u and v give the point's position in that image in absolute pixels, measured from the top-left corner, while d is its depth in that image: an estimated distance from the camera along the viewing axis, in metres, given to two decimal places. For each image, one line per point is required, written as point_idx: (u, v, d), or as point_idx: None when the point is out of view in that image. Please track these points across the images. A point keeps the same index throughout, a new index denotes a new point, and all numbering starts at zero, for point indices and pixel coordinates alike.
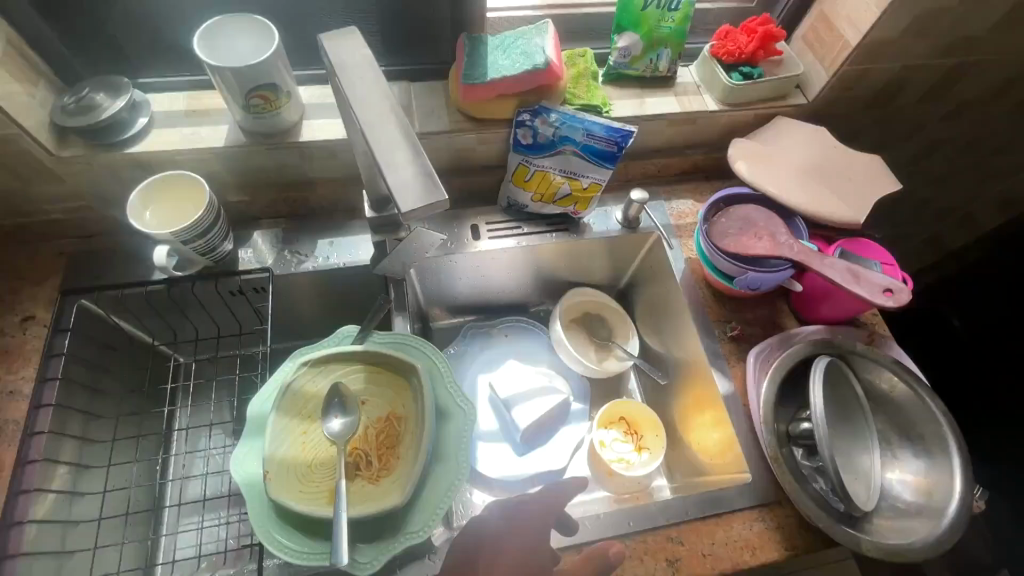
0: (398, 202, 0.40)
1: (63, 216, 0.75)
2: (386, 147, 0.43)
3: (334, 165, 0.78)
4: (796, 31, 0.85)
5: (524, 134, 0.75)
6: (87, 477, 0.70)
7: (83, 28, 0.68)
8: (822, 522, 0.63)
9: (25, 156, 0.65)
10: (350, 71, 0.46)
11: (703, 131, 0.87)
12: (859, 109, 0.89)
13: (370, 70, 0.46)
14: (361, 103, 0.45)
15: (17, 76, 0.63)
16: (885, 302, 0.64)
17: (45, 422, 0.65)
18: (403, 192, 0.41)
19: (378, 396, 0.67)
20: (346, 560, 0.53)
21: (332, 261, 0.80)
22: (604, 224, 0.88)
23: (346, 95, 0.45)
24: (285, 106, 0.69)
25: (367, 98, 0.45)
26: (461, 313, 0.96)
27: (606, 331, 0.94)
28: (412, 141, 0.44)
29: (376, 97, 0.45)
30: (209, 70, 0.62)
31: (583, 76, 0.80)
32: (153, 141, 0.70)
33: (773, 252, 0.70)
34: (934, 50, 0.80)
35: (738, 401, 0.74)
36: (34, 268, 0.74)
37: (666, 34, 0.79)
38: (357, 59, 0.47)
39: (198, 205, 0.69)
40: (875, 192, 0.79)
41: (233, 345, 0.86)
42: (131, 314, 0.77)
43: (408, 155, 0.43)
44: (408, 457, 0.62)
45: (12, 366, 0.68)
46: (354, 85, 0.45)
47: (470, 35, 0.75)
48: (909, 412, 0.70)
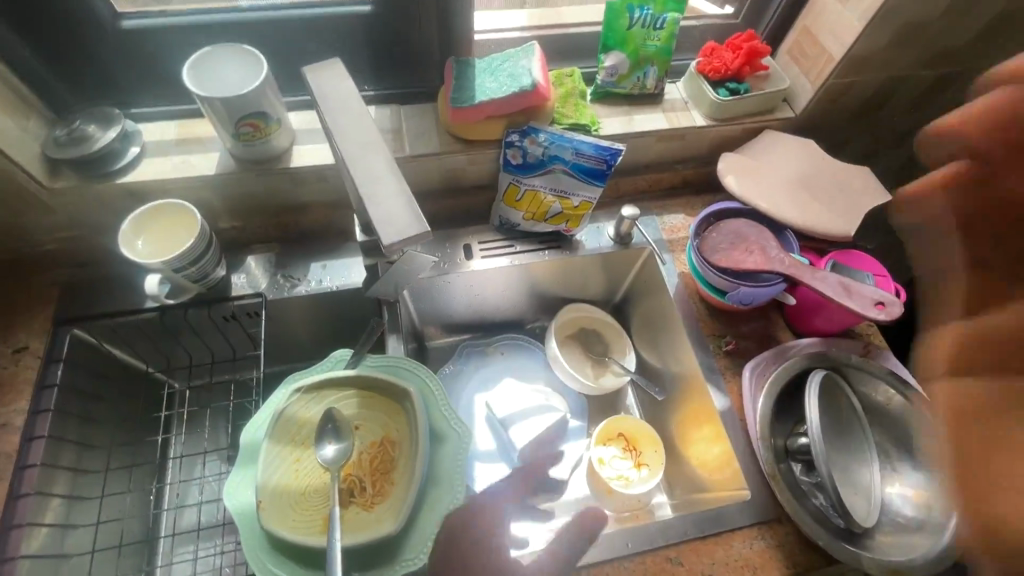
0: (383, 232, 0.40)
1: (55, 246, 0.75)
2: (371, 180, 0.43)
3: (326, 189, 0.78)
4: (781, 46, 0.86)
5: (513, 154, 0.76)
6: (80, 509, 0.69)
7: (74, 62, 0.69)
8: (822, 540, 0.64)
9: (17, 189, 0.66)
10: (334, 105, 0.47)
11: (692, 146, 0.87)
12: (847, 120, 0.89)
13: (354, 103, 0.47)
14: (343, 136, 0.45)
15: (9, 111, 0.64)
16: (878, 315, 0.64)
17: (37, 454, 0.65)
18: (386, 224, 0.41)
19: (372, 421, 0.66)
20: None
21: (325, 284, 0.80)
22: (596, 240, 0.88)
23: (329, 129, 0.46)
24: (275, 133, 0.69)
25: (350, 130, 0.45)
26: (457, 332, 0.96)
27: (602, 347, 0.94)
28: (395, 174, 0.44)
29: (359, 130, 0.45)
30: (198, 101, 0.62)
31: (571, 95, 0.81)
32: (145, 170, 0.70)
33: (764, 266, 0.70)
34: (918, 62, 0.80)
35: (734, 416, 0.74)
36: (26, 299, 0.74)
37: (652, 52, 0.80)
38: (341, 92, 0.47)
39: (190, 230, 0.69)
40: (864, 203, 0.79)
41: (227, 369, 0.86)
42: (125, 343, 0.77)
43: (394, 186, 0.44)
44: (403, 481, 0.62)
45: (4, 399, 0.68)
46: (337, 119, 0.46)
47: (458, 58, 0.75)
48: (907, 424, 0.70)
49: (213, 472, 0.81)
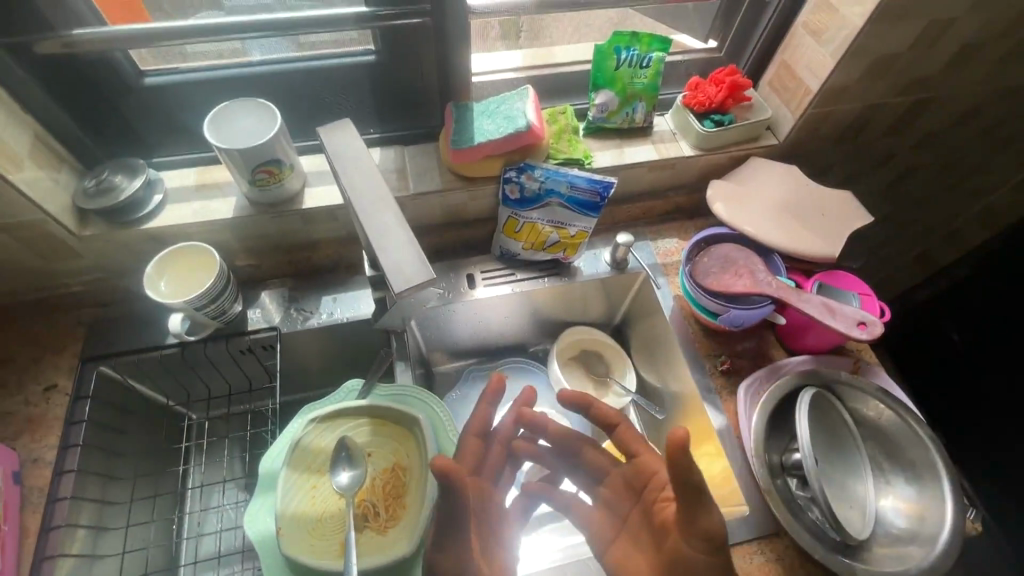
0: (393, 281, 0.45)
1: (82, 288, 0.79)
2: (382, 232, 0.48)
3: (336, 227, 0.83)
4: (762, 78, 0.91)
5: (511, 189, 0.80)
6: (106, 539, 0.72)
7: (100, 118, 0.74)
8: (819, 554, 0.65)
9: (49, 238, 0.70)
10: (346, 162, 0.51)
11: (682, 174, 0.92)
12: (829, 145, 0.93)
13: (364, 160, 0.52)
14: (357, 192, 0.50)
15: (45, 166, 0.69)
16: (860, 335, 0.67)
17: (67, 487, 0.68)
18: (397, 274, 0.45)
19: (383, 448, 0.70)
20: None
21: (336, 316, 0.85)
22: (594, 266, 0.92)
23: (341, 185, 0.50)
24: (288, 177, 0.74)
25: (362, 186, 0.50)
26: (463, 357, 1.00)
27: (603, 367, 0.97)
28: (403, 226, 0.48)
29: (370, 186, 0.50)
30: (219, 153, 0.67)
31: (565, 131, 0.85)
32: (168, 216, 0.75)
33: (753, 289, 0.74)
34: (892, 90, 0.85)
35: (731, 433, 0.76)
36: (55, 339, 0.79)
37: (639, 89, 0.85)
38: (352, 149, 0.52)
39: (209, 272, 0.74)
40: (848, 225, 0.83)
41: (243, 400, 0.90)
42: (147, 378, 0.81)
43: (403, 237, 0.48)
44: (415, 507, 0.65)
45: (34, 436, 0.72)
46: (350, 175, 0.51)
47: (457, 102, 0.81)
48: (897, 437, 0.72)
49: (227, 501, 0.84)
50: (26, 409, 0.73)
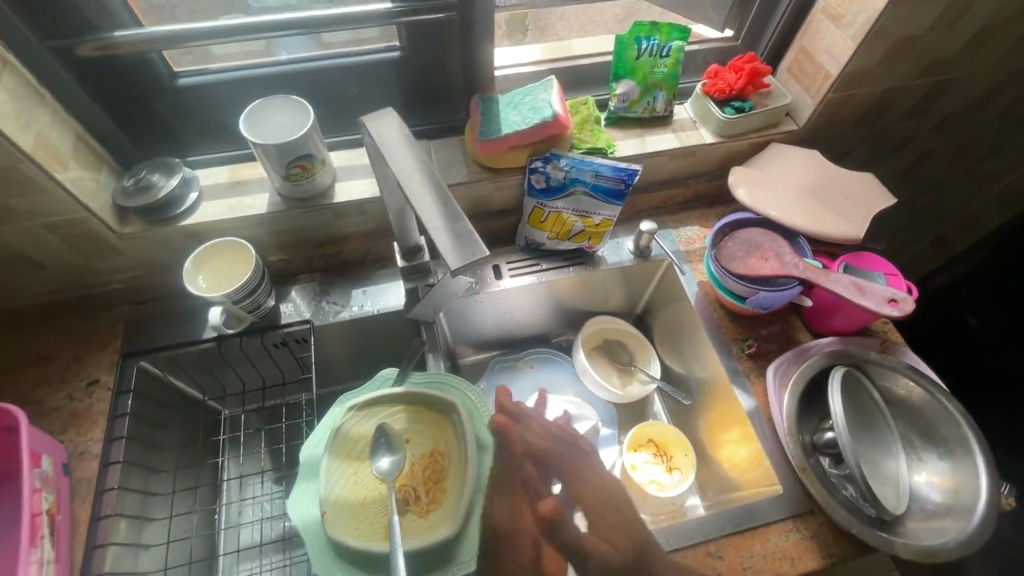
0: (447, 257, 0.46)
1: (121, 285, 0.82)
2: (433, 213, 0.49)
3: (365, 220, 0.85)
4: (781, 65, 0.91)
5: (537, 179, 0.81)
6: (150, 529, 0.74)
7: (138, 119, 0.76)
8: (854, 528, 0.66)
9: (92, 236, 0.72)
10: (392, 151, 0.53)
11: (702, 162, 0.93)
12: (848, 129, 0.94)
13: (409, 150, 0.53)
14: (406, 179, 0.51)
15: (87, 166, 0.71)
16: (891, 311, 0.67)
17: (114, 478, 0.70)
18: (453, 252, 0.46)
19: (421, 434, 0.71)
20: None
21: (366, 308, 0.86)
22: (617, 254, 0.93)
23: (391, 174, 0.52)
24: (320, 171, 0.76)
25: (411, 173, 0.52)
26: (487, 349, 1.01)
27: (626, 356, 0.98)
28: (454, 208, 0.49)
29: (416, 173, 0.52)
30: (255, 148, 0.69)
31: (587, 122, 0.86)
32: (204, 213, 0.77)
33: (781, 271, 0.75)
34: (911, 72, 0.85)
35: (761, 416, 0.77)
36: (96, 336, 0.81)
37: (660, 78, 0.86)
38: (394, 139, 0.54)
39: (245, 267, 0.75)
40: (871, 207, 0.84)
41: (278, 394, 0.92)
42: (184, 373, 0.82)
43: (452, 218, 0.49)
44: (456, 489, 0.66)
45: (80, 429, 0.74)
46: (399, 163, 0.52)
47: (482, 95, 0.82)
48: (929, 413, 0.73)
49: (263, 491, 0.85)
50: (70, 404, 0.75)
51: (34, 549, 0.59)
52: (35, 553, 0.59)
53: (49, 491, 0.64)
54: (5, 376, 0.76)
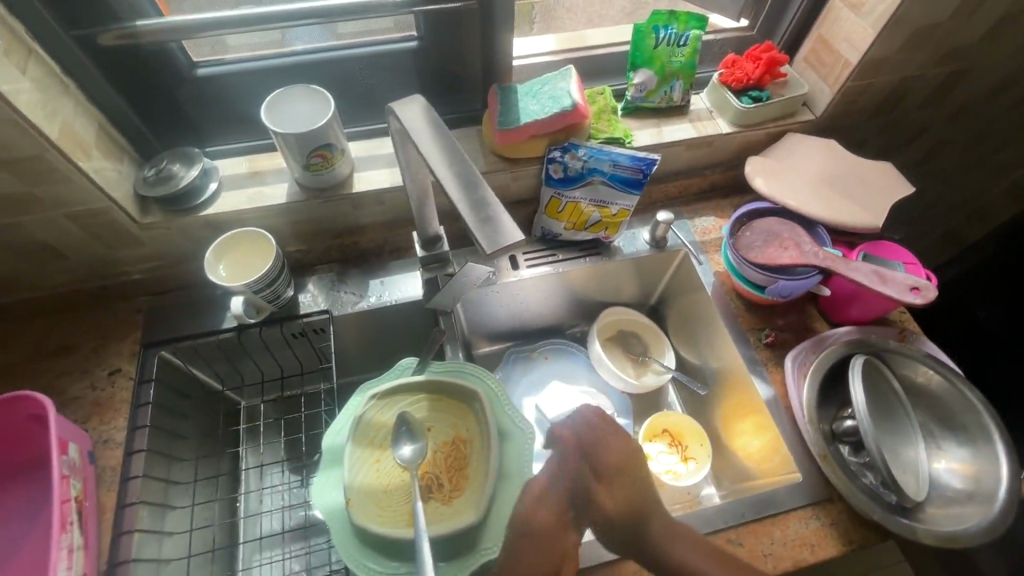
0: (480, 236, 0.45)
1: (141, 275, 0.82)
2: (465, 194, 0.49)
3: (382, 211, 0.85)
4: (797, 54, 0.91)
5: (555, 169, 0.81)
6: (172, 517, 0.75)
7: (158, 109, 0.76)
8: (876, 515, 0.66)
9: (114, 225, 0.73)
10: (425, 139, 0.53)
11: (718, 152, 0.93)
12: (865, 119, 0.94)
13: (441, 137, 0.53)
14: (439, 165, 0.51)
15: (109, 156, 0.71)
16: (913, 299, 0.68)
17: (138, 465, 0.70)
18: (486, 236, 0.45)
19: (443, 423, 0.72)
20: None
21: (384, 299, 0.86)
22: (632, 245, 0.93)
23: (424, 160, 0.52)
24: (339, 161, 0.76)
25: (444, 160, 0.52)
26: (502, 340, 1.02)
27: (641, 347, 0.98)
28: (488, 193, 0.49)
29: (446, 161, 0.52)
30: (275, 137, 0.69)
31: (604, 111, 0.86)
32: (224, 203, 0.77)
33: (800, 260, 0.75)
34: (929, 62, 0.85)
35: (779, 405, 0.78)
36: (117, 326, 0.81)
37: (677, 68, 0.85)
38: (425, 127, 0.54)
39: (265, 257, 0.75)
40: (889, 196, 0.84)
41: (296, 384, 0.92)
42: (204, 363, 0.83)
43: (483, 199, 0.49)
44: (479, 477, 0.67)
45: (102, 418, 0.74)
46: (431, 151, 0.52)
47: (500, 85, 0.82)
48: (949, 402, 0.73)
49: (282, 480, 0.86)
50: (93, 393, 0.76)
51: (64, 534, 0.60)
52: (65, 538, 0.60)
53: (75, 478, 0.65)
54: (28, 365, 0.77)
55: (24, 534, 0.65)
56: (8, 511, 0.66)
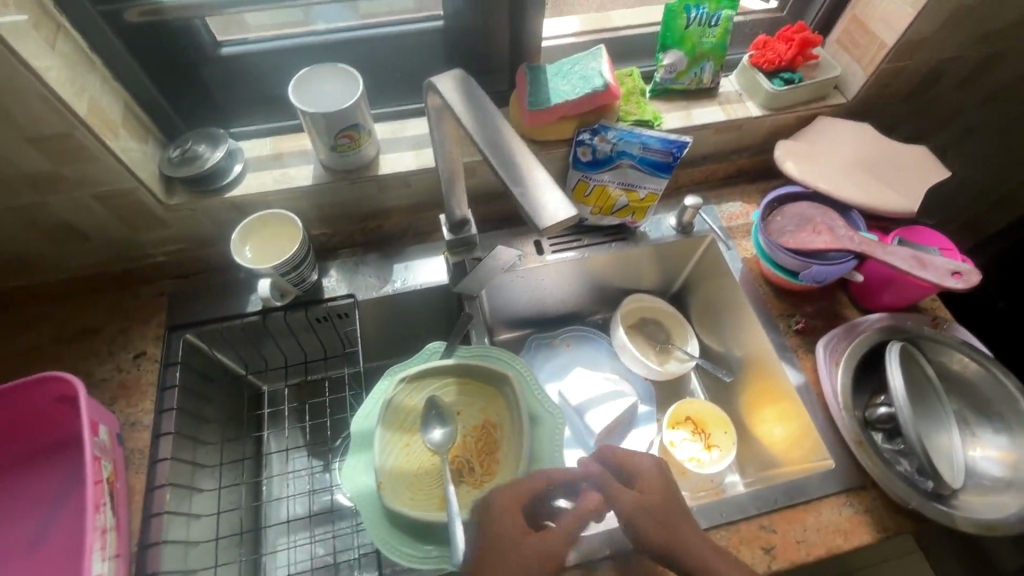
0: (527, 207, 0.45)
1: (165, 258, 0.81)
2: (511, 165, 0.48)
3: (407, 193, 0.84)
4: (829, 36, 0.89)
5: (583, 151, 0.80)
6: (200, 500, 0.74)
7: (182, 89, 0.75)
8: (914, 502, 0.66)
9: (140, 206, 0.72)
10: (473, 113, 0.52)
11: (747, 136, 0.91)
12: (896, 103, 0.92)
13: (489, 111, 0.53)
14: (486, 138, 0.50)
15: (135, 135, 0.70)
16: (954, 284, 0.67)
17: (167, 448, 0.70)
18: (536, 209, 0.44)
19: (472, 408, 0.72)
20: (462, 558, 0.57)
21: (410, 284, 0.85)
22: (658, 230, 0.91)
23: (467, 134, 0.52)
24: (366, 142, 0.75)
25: (492, 132, 0.51)
26: (523, 327, 1.00)
27: (663, 335, 0.96)
28: (536, 166, 0.48)
29: (494, 133, 0.51)
30: (302, 116, 0.68)
31: (633, 93, 0.85)
32: (249, 184, 0.76)
33: (835, 245, 0.74)
34: (966, 44, 0.83)
35: (811, 392, 0.77)
36: (141, 308, 0.81)
37: (708, 49, 0.84)
38: (473, 101, 0.53)
39: (292, 240, 0.75)
40: (923, 181, 0.83)
41: (319, 369, 0.92)
42: (229, 347, 0.82)
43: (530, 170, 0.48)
44: (511, 461, 0.67)
45: (129, 400, 0.74)
46: (479, 123, 0.52)
47: (529, 65, 0.80)
48: (984, 390, 0.73)
49: (305, 466, 0.85)
50: (119, 375, 0.75)
51: (97, 515, 0.59)
52: (99, 519, 0.59)
53: (106, 460, 0.64)
54: (53, 347, 0.77)
55: (55, 514, 0.65)
56: (39, 491, 0.66)
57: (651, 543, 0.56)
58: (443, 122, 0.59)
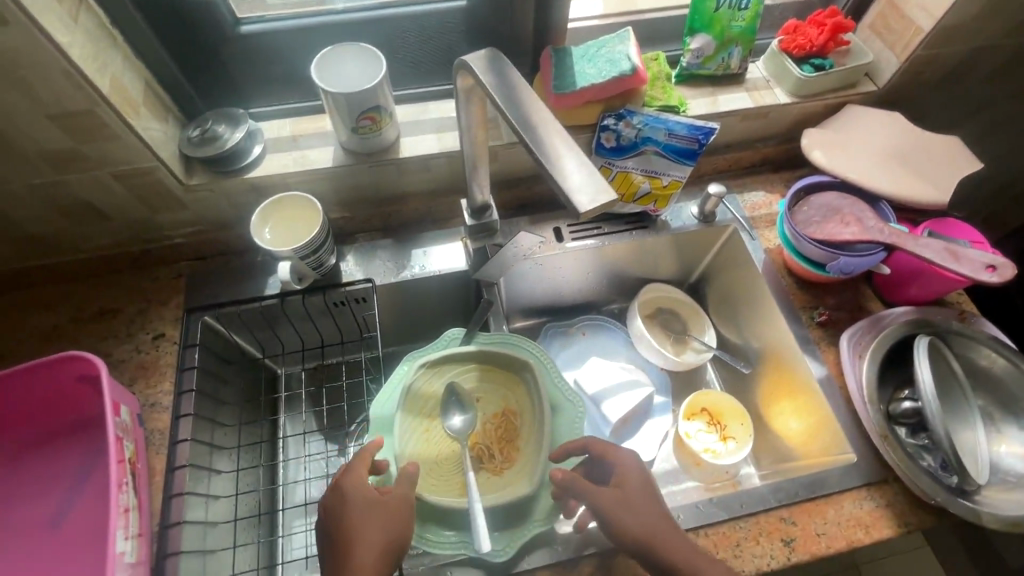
0: (561, 188, 0.44)
1: (183, 239, 0.81)
2: (543, 145, 0.47)
3: (427, 178, 0.83)
4: (862, 21, 0.87)
5: (607, 137, 0.79)
6: (218, 481, 0.75)
7: (203, 68, 0.74)
8: (939, 498, 0.65)
9: (159, 186, 0.71)
10: (508, 91, 0.51)
11: (773, 124, 0.89)
12: (927, 92, 0.90)
13: (525, 91, 0.51)
14: (517, 117, 0.49)
15: (155, 114, 0.69)
16: (988, 278, 0.65)
17: (186, 430, 0.70)
18: (569, 190, 0.44)
19: (491, 395, 0.72)
20: (486, 546, 0.58)
21: (428, 270, 0.84)
22: (679, 218, 0.90)
23: (497, 112, 0.51)
24: (387, 125, 0.73)
25: (526, 112, 0.50)
26: (539, 315, 0.99)
27: (680, 325, 0.95)
28: (570, 146, 0.47)
29: (530, 113, 0.49)
30: (324, 96, 0.67)
31: (659, 78, 0.83)
32: (269, 166, 0.75)
33: (864, 236, 0.73)
34: (1004, 31, 0.81)
35: (834, 385, 0.76)
36: (159, 290, 0.81)
37: (737, 33, 0.82)
38: (510, 79, 0.52)
39: (312, 222, 0.74)
40: (954, 173, 0.81)
41: (335, 353, 0.91)
42: (246, 330, 0.82)
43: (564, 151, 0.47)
44: (530, 447, 0.68)
45: (149, 381, 0.74)
46: (515, 102, 0.50)
47: (554, 47, 0.79)
48: (1010, 386, 0.72)
49: (321, 450, 0.85)
50: (138, 356, 0.75)
51: (121, 494, 0.60)
52: (122, 498, 0.60)
53: (128, 440, 0.65)
54: (72, 327, 0.77)
55: (77, 493, 0.66)
56: (62, 470, 0.67)
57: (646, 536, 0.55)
58: (473, 101, 0.58)
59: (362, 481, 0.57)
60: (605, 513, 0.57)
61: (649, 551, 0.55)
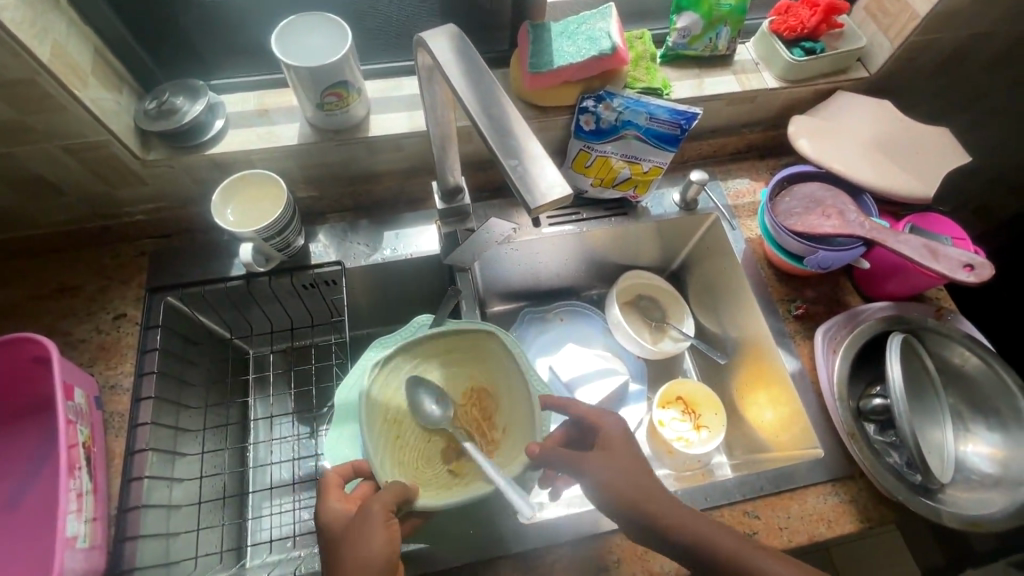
0: (516, 183, 0.41)
1: (144, 216, 0.78)
2: (502, 134, 0.44)
3: (399, 157, 0.80)
4: (858, 2, 0.83)
5: (586, 120, 0.76)
6: (181, 464, 0.73)
7: (159, 36, 0.70)
8: (901, 496, 0.65)
9: (115, 161, 0.68)
10: (473, 72, 0.48)
11: (761, 109, 0.86)
12: (921, 79, 0.87)
13: (487, 72, 0.48)
14: (478, 103, 0.46)
15: (107, 85, 0.65)
16: (965, 277, 0.63)
17: (146, 413, 0.68)
18: (526, 184, 0.41)
19: (461, 378, 0.71)
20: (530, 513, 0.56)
21: (399, 252, 0.82)
22: (660, 205, 0.87)
23: (457, 97, 0.48)
24: (355, 102, 0.70)
25: (487, 98, 0.47)
26: (516, 300, 0.97)
27: (659, 313, 0.93)
28: (531, 137, 0.44)
29: (494, 99, 0.47)
30: (285, 69, 0.63)
31: (642, 58, 0.79)
32: (231, 141, 0.72)
33: (843, 230, 0.71)
34: (1004, 16, 0.77)
35: (806, 379, 0.76)
36: (121, 268, 0.78)
37: (725, 12, 0.77)
38: (472, 61, 0.49)
39: (275, 202, 0.70)
40: (940, 167, 0.79)
41: (305, 335, 0.90)
42: (212, 311, 0.80)
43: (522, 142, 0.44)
44: (522, 413, 0.66)
45: (108, 362, 0.72)
46: (476, 87, 0.47)
47: (533, 22, 0.75)
48: (983, 385, 0.71)
49: (291, 432, 0.84)
50: (98, 336, 0.73)
51: (72, 479, 0.58)
52: (73, 483, 0.58)
53: (83, 424, 0.63)
54: (29, 305, 0.74)
55: (33, 479, 0.65)
56: (18, 453, 0.65)
57: (627, 504, 0.53)
58: (437, 80, 0.55)
59: (333, 506, 0.55)
60: (587, 477, 0.56)
61: (639, 521, 0.53)
